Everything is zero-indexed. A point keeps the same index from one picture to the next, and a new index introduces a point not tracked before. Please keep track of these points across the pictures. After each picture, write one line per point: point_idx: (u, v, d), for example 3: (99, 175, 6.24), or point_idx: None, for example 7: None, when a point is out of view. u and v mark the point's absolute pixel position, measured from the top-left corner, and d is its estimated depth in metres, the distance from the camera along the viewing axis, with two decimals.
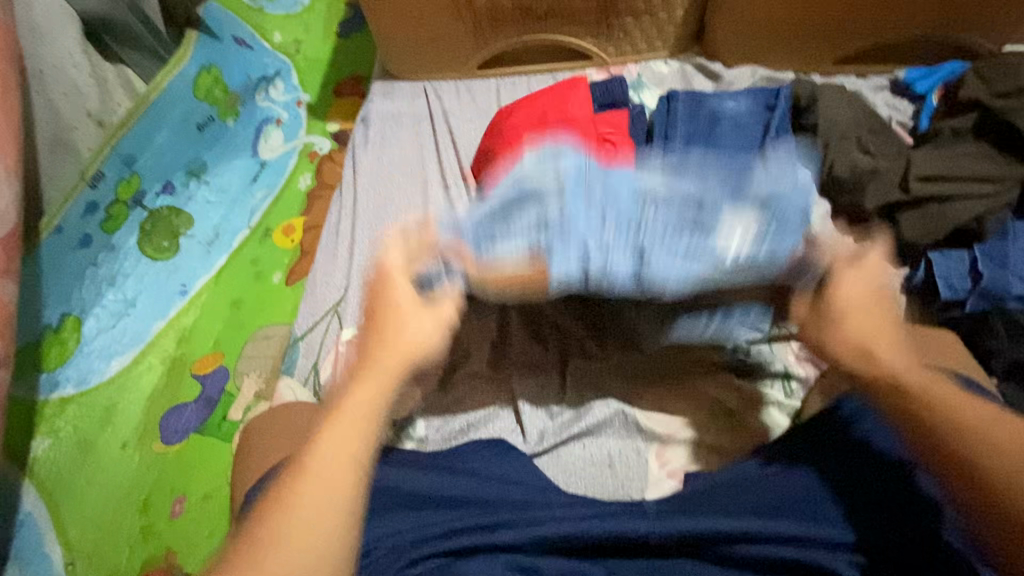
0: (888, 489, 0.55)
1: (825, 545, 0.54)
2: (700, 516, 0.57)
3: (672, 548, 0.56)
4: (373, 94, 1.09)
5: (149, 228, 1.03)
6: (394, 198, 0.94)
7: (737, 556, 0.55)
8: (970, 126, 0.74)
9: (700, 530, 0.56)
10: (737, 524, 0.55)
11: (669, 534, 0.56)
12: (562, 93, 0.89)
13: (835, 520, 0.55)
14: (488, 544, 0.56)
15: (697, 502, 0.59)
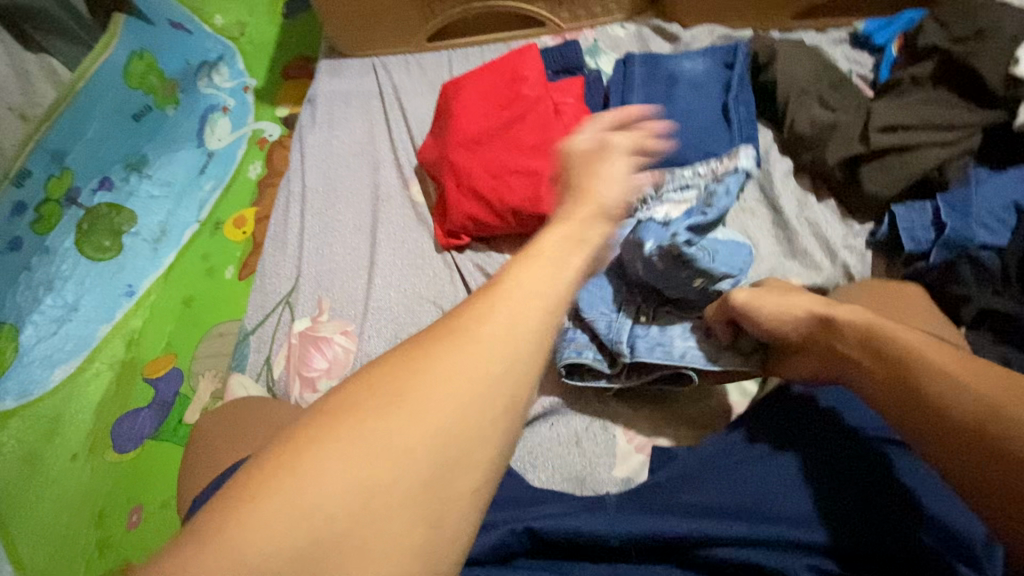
0: (874, 478, 0.46)
1: (781, 544, 0.46)
2: (656, 517, 0.49)
3: (633, 551, 0.49)
4: (321, 72, 1.04)
5: (87, 227, 0.97)
6: (344, 181, 0.89)
7: (727, 564, 0.46)
8: (928, 73, 0.72)
9: (661, 534, 0.48)
10: (692, 526, 0.48)
11: (630, 535, 0.48)
12: (514, 55, 0.81)
13: (801, 512, 0.47)
14: None
15: (655, 500, 0.51)
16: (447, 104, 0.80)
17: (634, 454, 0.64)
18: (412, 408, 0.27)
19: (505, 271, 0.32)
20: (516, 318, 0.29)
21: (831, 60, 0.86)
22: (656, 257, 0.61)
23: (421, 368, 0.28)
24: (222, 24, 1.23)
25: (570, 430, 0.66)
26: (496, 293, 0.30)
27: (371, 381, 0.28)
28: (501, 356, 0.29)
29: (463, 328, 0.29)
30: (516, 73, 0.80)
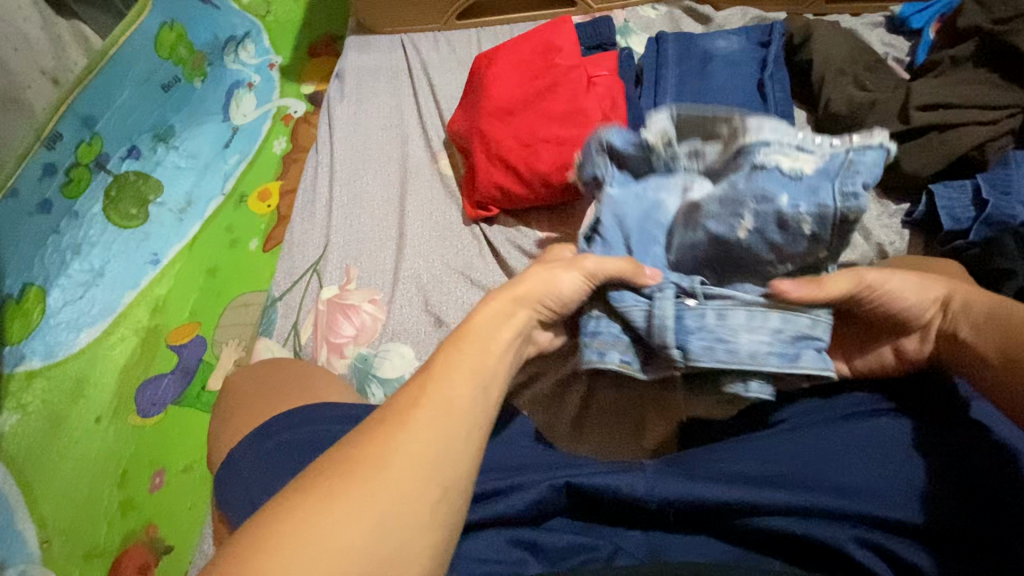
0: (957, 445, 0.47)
1: (834, 517, 0.45)
2: (697, 480, 0.48)
3: (668, 518, 0.48)
4: (349, 48, 1.05)
5: (114, 194, 0.98)
6: (372, 153, 0.89)
7: (773, 532, 0.45)
8: (969, 54, 0.71)
9: (705, 498, 0.47)
10: (740, 492, 0.47)
11: (665, 498, 0.48)
12: (548, 28, 0.81)
13: (860, 485, 0.46)
14: (490, 517, 0.48)
15: (694, 463, 0.51)
16: (479, 75, 0.79)
17: (663, 426, 0.63)
18: (356, 497, 0.35)
19: (434, 373, 0.42)
20: (442, 421, 0.39)
21: (867, 44, 0.85)
22: (792, 221, 0.47)
23: (377, 465, 0.36)
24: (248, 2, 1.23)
25: (598, 402, 0.65)
26: (437, 375, 0.42)
27: (322, 482, 0.36)
28: (450, 412, 0.40)
29: (405, 432, 0.38)
30: (548, 44, 0.79)
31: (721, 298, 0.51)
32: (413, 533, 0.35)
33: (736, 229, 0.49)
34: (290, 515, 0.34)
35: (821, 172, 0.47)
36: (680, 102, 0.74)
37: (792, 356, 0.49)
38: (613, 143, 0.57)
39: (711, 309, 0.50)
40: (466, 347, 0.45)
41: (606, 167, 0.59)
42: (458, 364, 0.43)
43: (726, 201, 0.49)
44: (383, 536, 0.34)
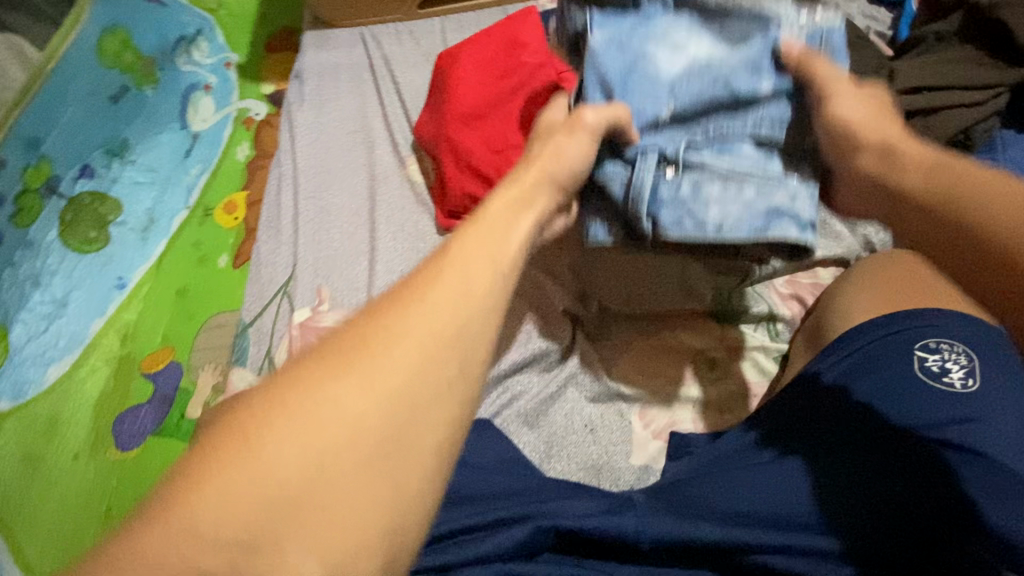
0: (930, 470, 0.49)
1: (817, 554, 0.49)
2: (692, 520, 0.51)
3: (665, 553, 0.51)
4: (306, 45, 0.99)
5: (70, 218, 0.94)
6: (337, 162, 0.85)
7: (771, 569, 0.50)
8: (954, 29, 0.67)
9: (696, 538, 0.50)
10: (733, 533, 0.50)
11: (659, 538, 0.50)
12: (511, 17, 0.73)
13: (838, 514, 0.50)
14: (472, 558, 0.48)
15: (686, 501, 0.53)
16: (441, 78, 0.74)
17: (649, 442, 0.62)
18: (369, 374, 0.31)
19: (453, 253, 0.37)
20: (460, 303, 0.34)
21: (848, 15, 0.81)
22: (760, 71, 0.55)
23: (382, 343, 0.32)
24: None
25: (583, 417, 0.63)
26: (455, 253, 0.37)
27: (325, 358, 0.32)
28: (469, 288, 0.35)
29: (428, 300, 0.34)
30: (512, 37, 0.72)
31: (698, 170, 0.55)
32: (429, 458, 0.31)
33: (711, 71, 0.55)
34: (294, 395, 0.30)
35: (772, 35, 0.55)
36: None
37: (759, 227, 0.55)
38: None
39: (684, 183, 0.55)
40: (486, 228, 0.39)
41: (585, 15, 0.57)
42: (483, 238, 0.39)
43: (704, 61, 0.55)
44: (376, 465, 0.29)
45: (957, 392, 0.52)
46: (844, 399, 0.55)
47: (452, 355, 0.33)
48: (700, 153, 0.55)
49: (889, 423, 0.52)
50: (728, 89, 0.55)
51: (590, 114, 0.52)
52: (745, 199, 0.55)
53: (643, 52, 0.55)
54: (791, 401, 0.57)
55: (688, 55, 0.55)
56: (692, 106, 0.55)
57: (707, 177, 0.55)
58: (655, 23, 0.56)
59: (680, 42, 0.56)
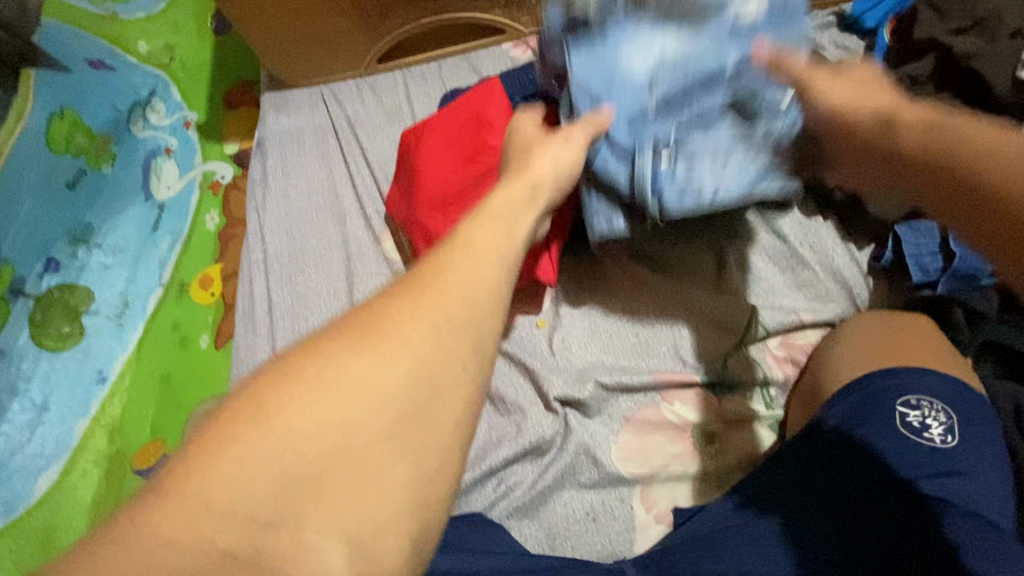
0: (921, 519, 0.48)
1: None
2: None
3: None
4: (265, 110, 0.95)
5: (41, 316, 0.91)
6: (309, 242, 0.82)
7: None
8: (928, 73, 0.66)
9: None
10: None
11: None
12: (474, 93, 0.69)
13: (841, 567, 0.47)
14: None
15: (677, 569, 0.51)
16: (409, 162, 0.71)
17: (652, 525, 0.63)
18: (375, 367, 0.29)
19: (458, 239, 0.36)
20: (471, 285, 0.33)
21: (821, 49, 0.79)
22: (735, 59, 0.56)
23: (393, 325, 0.30)
24: (147, 50, 1.14)
25: (584, 505, 0.64)
26: (467, 238, 0.36)
27: (330, 340, 0.30)
28: (480, 271, 0.34)
29: (438, 282, 0.32)
30: (478, 115, 0.68)
31: (689, 159, 0.57)
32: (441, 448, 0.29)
33: (691, 67, 0.56)
34: (287, 379, 0.28)
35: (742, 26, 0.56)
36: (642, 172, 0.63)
37: (747, 186, 0.58)
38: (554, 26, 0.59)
39: (677, 158, 0.57)
40: (488, 217, 0.39)
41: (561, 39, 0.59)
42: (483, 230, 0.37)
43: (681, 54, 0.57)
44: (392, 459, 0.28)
45: (945, 445, 0.53)
46: (820, 461, 0.53)
47: (466, 338, 0.31)
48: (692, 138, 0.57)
49: (871, 478, 0.51)
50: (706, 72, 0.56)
51: (579, 135, 0.53)
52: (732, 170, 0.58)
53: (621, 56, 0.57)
54: (814, 441, 0.55)
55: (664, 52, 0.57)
56: (675, 97, 0.57)
57: (701, 156, 0.57)
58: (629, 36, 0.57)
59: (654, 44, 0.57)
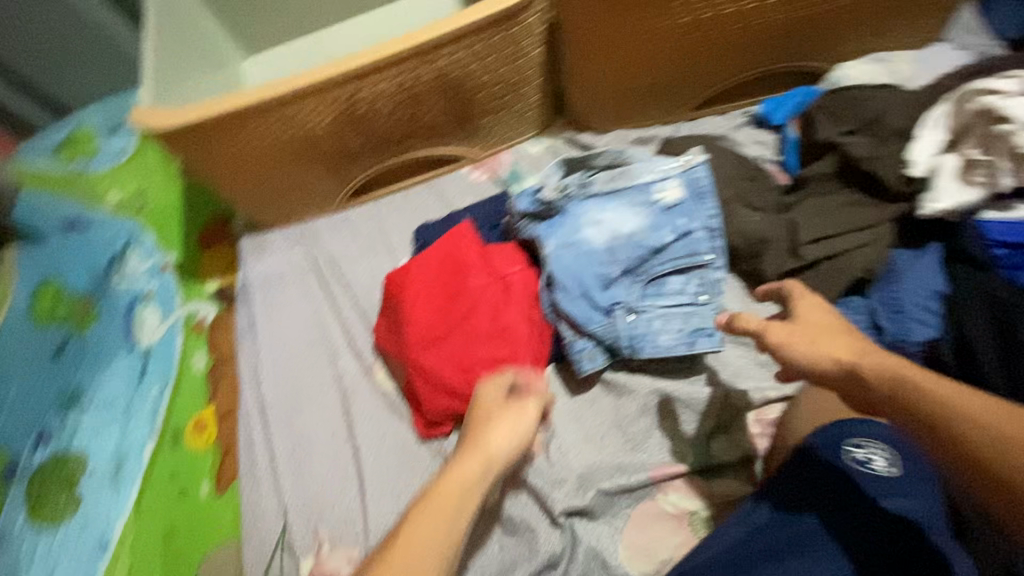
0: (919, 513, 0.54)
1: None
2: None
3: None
4: (245, 255, 1.01)
5: (39, 492, 0.90)
6: (302, 384, 0.87)
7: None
8: (832, 171, 0.77)
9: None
10: None
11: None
12: (448, 239, 0.77)
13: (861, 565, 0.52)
14: None
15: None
16: (393, 303, 0.77)
17: None
18: None
19: (429, 502, 0.53)
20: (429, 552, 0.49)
21: (739, 151, 0.91)
22: (665, 234, 0.75)
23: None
24: (120, 198, 1.17)
25: None
26: (432, 502, 0.53)
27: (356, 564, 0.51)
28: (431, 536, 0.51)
29: (416, 528, 0.51)
30: (452, 258, 0.76)
31: (646, 315, 0.74)
32: None
33: (635, 241, 0.75)
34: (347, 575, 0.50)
35: (663, 208, 0.76)
36: (605, 298, 0.74)
37: (691, 344, 0.73)
38: (526, 210, 0.78)
39: (635, 313, 0.74)
40: (453, 484, 0.55)
41: (531, 226, 0.78)
42: (456, 474, 0.55)
43: (625, 234, 0.75)
44: None
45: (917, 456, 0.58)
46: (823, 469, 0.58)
47: None
48: (643, 303, 0.74)
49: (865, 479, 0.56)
50: (645, 246, 0.74)
51: (533, 408, 0.62)
52: (682, 322, 0.74)
53: (579, 238, 0.75)
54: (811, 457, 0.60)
55: (611, 234, 0.75)
56: (627, 263, 0.74)
57: (653, 316, 0.74)
58: (583, 221, 0.76)
59: (601, 228, 0.75)
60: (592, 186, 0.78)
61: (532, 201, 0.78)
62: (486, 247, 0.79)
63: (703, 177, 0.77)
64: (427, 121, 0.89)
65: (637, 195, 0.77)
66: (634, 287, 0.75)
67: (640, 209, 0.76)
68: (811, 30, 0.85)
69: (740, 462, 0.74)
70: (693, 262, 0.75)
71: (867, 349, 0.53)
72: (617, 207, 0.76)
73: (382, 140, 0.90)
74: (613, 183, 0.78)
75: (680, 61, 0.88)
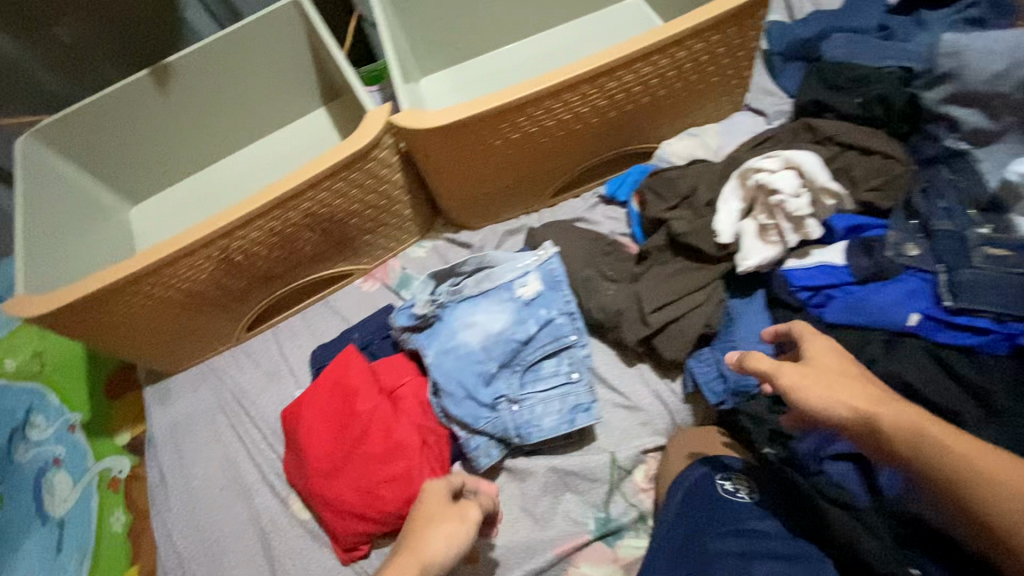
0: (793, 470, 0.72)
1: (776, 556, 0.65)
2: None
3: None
4: (150, 405, 1.02)
5: None
6: (221, 530, 0.90)
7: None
8: (665, 242, 0.87)
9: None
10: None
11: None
12: (337, 364, 0.82)
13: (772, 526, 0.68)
14: None
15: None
16: (294, 435, 0.81)
17: None
18: None
19: None
20: None
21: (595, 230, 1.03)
22: (531, 325, 0.83)
23: None
24: (17, 366, 1.18)
25: None
26: None
27: None
28: None
29: None
30: (342, 383, 0.81)
31: (528, 401, 0.81)
32: None
33: (506, 337, 0.82)
34: None
35: (526, 302, 0.84)
36: (488, 394, 0.80)
37: (572, 421, 0.80)
38: (404, 324, 0.84)
39: (517, 402, 0.80)
40: None
41: (412, 338, 0.84)
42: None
43: (496, 331, 0.82)
44: None
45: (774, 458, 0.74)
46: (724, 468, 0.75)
47: None
48: (524, 391, 0.81)
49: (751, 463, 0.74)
50: (516, 339, 0.82)
51: (474, 510, 0.65)
52: (560, 402, 0.81)
53: (456, 344, 0.82)
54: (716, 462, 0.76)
55: (484, 334, 0.82)
56: (503, 358, 0.81)
57: (534, 401, 0.81)
58: (457, 327, 0.83)
59: (474, 329, 0.83)
60: (461, 292, 0.86)
61: (410, 316, 0.84)
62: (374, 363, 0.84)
63: (557, 269, 0.86)
64: (307, 252, 0.96)
65: (502, 293, 0.85)
66: (513, 378, 0.82)
67: (506, 306, 0.84)
68: (632, 120, 0.96)
69: (636, 519, 0.81)
70: (561, 346, 0.83)
71: (880, 398, 0.61)
72: (486, 308, 0.84)
73: (267, 276, 0.96)
74: (480, 286, 0.86)
75: (528, 166, 0.99)
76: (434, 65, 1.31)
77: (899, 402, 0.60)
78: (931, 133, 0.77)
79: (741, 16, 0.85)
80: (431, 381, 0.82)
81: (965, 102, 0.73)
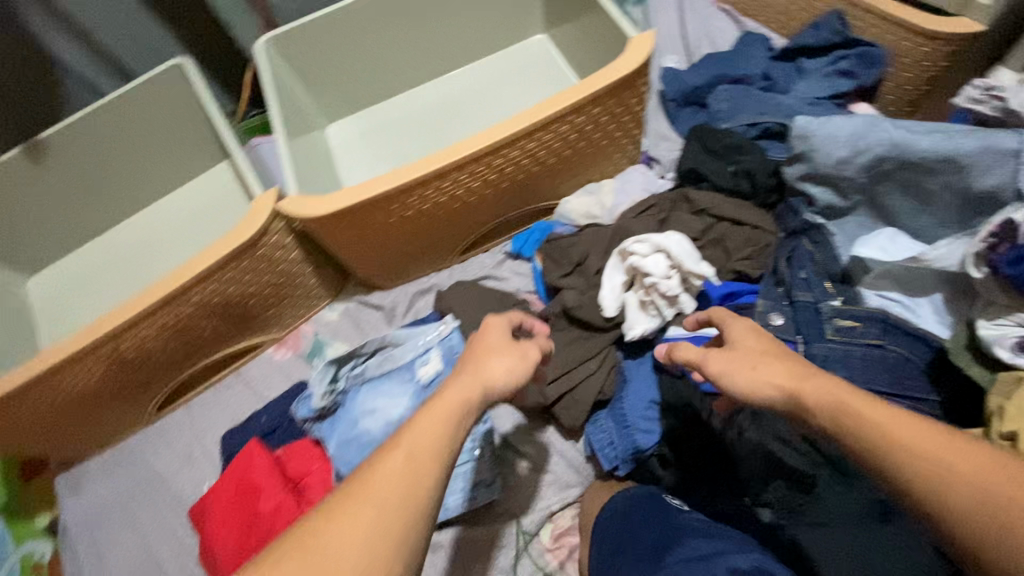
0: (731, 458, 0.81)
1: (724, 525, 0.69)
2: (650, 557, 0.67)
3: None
4: (62, 496, 1.01)
5: None
6: None
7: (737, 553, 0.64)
8: (558, 310, 0.91)
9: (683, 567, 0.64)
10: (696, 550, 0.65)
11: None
12: (242, 463, 0.84)
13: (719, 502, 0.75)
14: None
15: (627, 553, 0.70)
16: (204, 533, 0.83)
17: None
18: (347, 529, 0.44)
19: (422, 419, 0.52)
20: (406, 476, 0.47)
21: (503, 288, 1.06)
22: None
23: (358, 494, 0.46)
24: None
25: None
26: (431, 417, 0.53)
27: (343, 488, 0.48)
28: (405, 473, 0.48)
29: (405, 440, 0.50)
30: (247, 482, 0.82)
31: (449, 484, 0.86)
32: None
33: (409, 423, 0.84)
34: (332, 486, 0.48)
35: (427, 383, 0.86)
36: None
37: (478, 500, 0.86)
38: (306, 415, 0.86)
39: None
40: (444, 410, 0.54)
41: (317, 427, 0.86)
42: (443, 403, 0.54)
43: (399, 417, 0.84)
44: None
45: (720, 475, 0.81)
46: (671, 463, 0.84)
47: (394, 517, 0.45)
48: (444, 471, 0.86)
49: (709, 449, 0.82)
50: None
51: (535, 352, 0.63)
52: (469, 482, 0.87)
53: (361, 431, 0.84)
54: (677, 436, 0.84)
55: (387, 420, 0.84)
56: None
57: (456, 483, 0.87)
58: (361, 414, 0.85)
59: (378, 415, 0.85)
60: (366, 376, 0.88)
61: (310, 407, 0.87)
62: (280, 455, 0.86)
63: (458, 346, 0.89)
64: (205, 335, 0.95)
65: (405, 375, 0.87)
66: None
67: (409, 389, 0.86)
68: (525, 186, 0.98)
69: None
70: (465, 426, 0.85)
71: (804, 373, 0.57)
72: (389, 392, 0.86)
73: (167, 363, 0.94)
74: (383, 369, 0.88)
75: (428, 232, 0.99)
76: (342, 111, 1.28)
77: (822, 375, 0.56)
78: (793, 208, 0.81)
79: (615, 89, 0.88)
80: (335, 472, 0.83)
81: (819, 182, 0.77)
